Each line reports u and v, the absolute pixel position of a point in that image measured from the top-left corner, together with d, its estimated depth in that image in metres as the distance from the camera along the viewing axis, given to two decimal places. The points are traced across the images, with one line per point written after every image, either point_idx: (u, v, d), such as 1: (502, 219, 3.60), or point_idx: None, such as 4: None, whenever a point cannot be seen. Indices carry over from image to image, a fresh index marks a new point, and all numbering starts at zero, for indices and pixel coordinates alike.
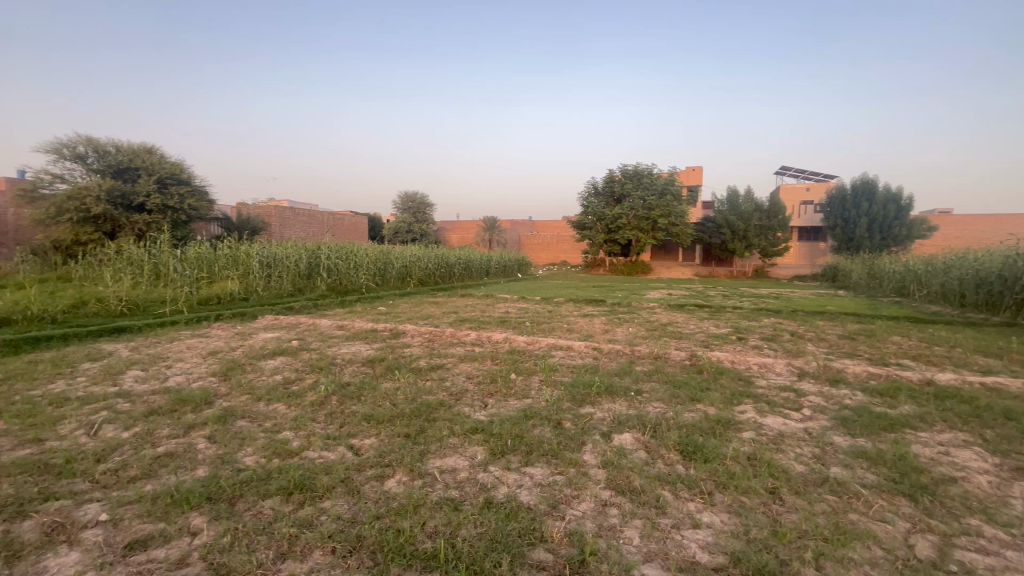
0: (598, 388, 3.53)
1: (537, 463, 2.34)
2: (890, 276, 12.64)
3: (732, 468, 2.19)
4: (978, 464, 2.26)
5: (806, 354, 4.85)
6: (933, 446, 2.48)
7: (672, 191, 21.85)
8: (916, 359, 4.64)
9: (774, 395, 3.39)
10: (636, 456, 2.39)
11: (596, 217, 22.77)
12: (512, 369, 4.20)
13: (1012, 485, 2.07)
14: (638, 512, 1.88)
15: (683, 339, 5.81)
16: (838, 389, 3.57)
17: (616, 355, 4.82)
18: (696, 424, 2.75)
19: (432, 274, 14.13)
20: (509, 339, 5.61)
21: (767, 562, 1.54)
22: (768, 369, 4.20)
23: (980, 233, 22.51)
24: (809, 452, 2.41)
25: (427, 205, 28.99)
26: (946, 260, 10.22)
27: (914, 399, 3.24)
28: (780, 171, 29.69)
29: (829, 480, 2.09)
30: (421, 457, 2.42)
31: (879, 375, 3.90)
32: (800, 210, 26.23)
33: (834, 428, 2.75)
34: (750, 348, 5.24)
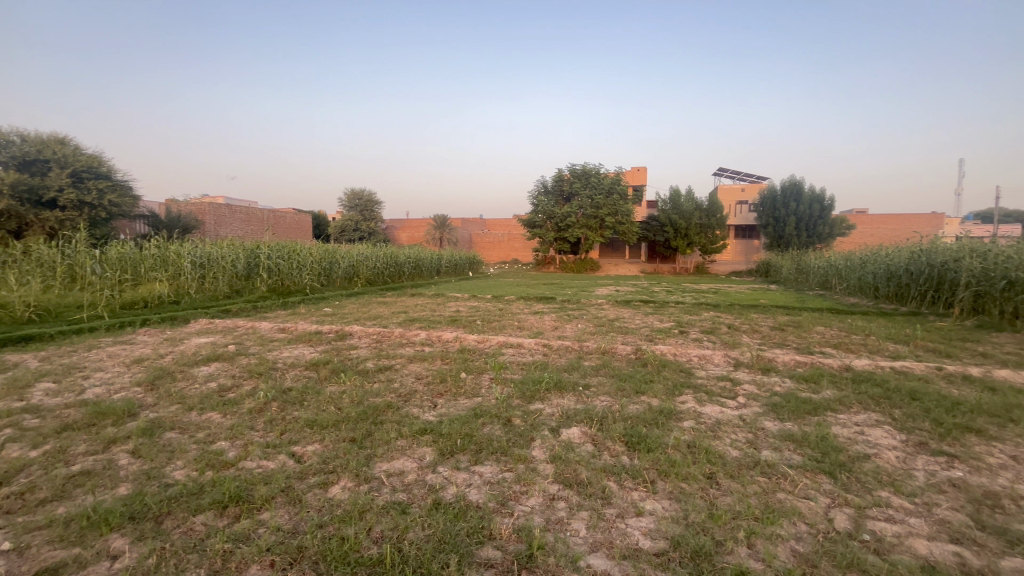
0: (547, 384, 3.57)
1: (486, 462, 2.34)
2: (816, 271, 13.65)
3: (672, 456, 2.29)
4: (888, 441, 2.48)
5: (741, 345, 5.14)
6: (850, 426, 2.70)
7: (618, 191, 22.47)
8: (837, 347, 5.04)
9: (712, 385, 3.57)
10: (584, 449, 2.44)
11: (546, 216, 23.05)
12: (462, 367, 4.18)
13: (915, 459, 2.29)
14: (585, 504, 1.92)
15: (629, 333, 6.00)
16: (769, 377, 3.81)
17: (565, 351, 4.91)
18: (640, 416, 2.85)
19: (380, 274, 13.79)
20: (459, 338, 5.57)
21: (704, 544, 1.62)
22: (707, 361, 4.42)
23: (892, 231, 24.72)
24: (743, 437, 2.56)
25: (375, 203, 28.26)
26: (862, 256, 11.17)
27: (834, 383, 3.52)
28: (718, 172, 31.26)
29: (760, 462, 2.23)
30: (367, 462, 2.36)
31: (804, 363, 4.20)
32: (736, 210, 27.78)
33: (766, 413, 2.93)
34: (691, 340, 5.50)
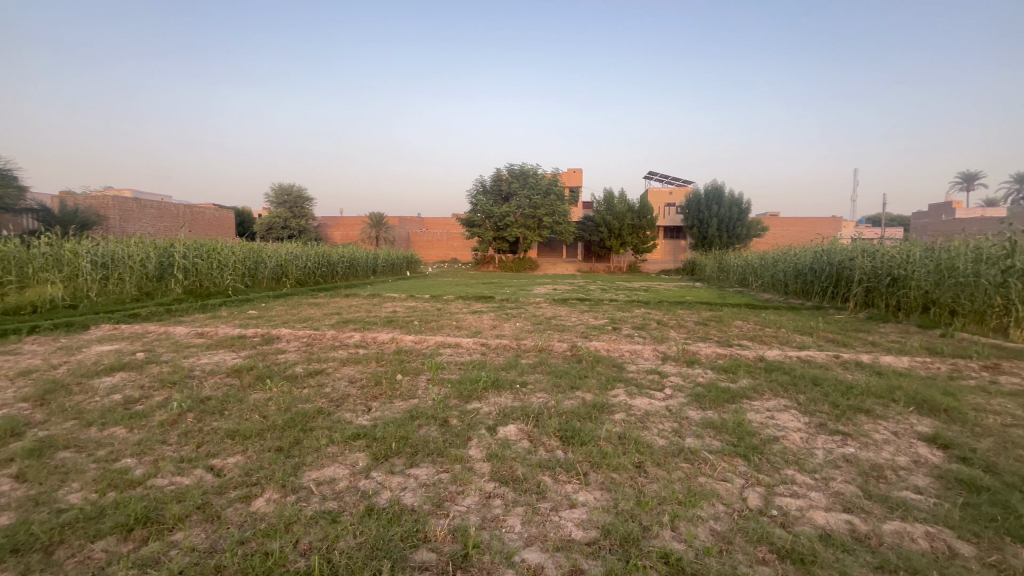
0: (485, 383, 3.59)
1: (421, 464, 2.30)
2: (734, 269, 14.73)
3: (604, 448, 2.37)
4: (794, 423, 2.73)
5: (668, 340, 5.44)
6: (762, 411, 2.94)
7: (556, 191, 22.95)
8: (752, 339, 5.46)
9: (642, 378, 3.75)
10: (519, 446, 2.48)
11: (484, 215, 23.07)
12: (398, 369, 4.09)
13: (816, 438, 2.53)
14: (520, 500, 1.95)
15: (565, 331, 6.16)
16: (693, 369, 4.06)
17: (503, 350, 4.95)
18: (575, 410, 2.93)
19: (312, 274, 13.17)
20: (396, 339, 5.44)
21: (632, 530, 1.69)
22: (638, 355, 4.63)
23: (801, 233, 27.12)
24: (668, 426, 2.71)
25: (305, 199, 26.88)
26: (775, 256, 12.19)
27: (749, 373, 3.83)
28: (648, 175, 32.76)
29: (683, 449, 2.37)
30: (294, 471, 2.25)
31: (724, 355, 4.52)
32: (665, 212, 29.30)
33: (690, 403, 3.12)
34: (623, 336, 5.74)
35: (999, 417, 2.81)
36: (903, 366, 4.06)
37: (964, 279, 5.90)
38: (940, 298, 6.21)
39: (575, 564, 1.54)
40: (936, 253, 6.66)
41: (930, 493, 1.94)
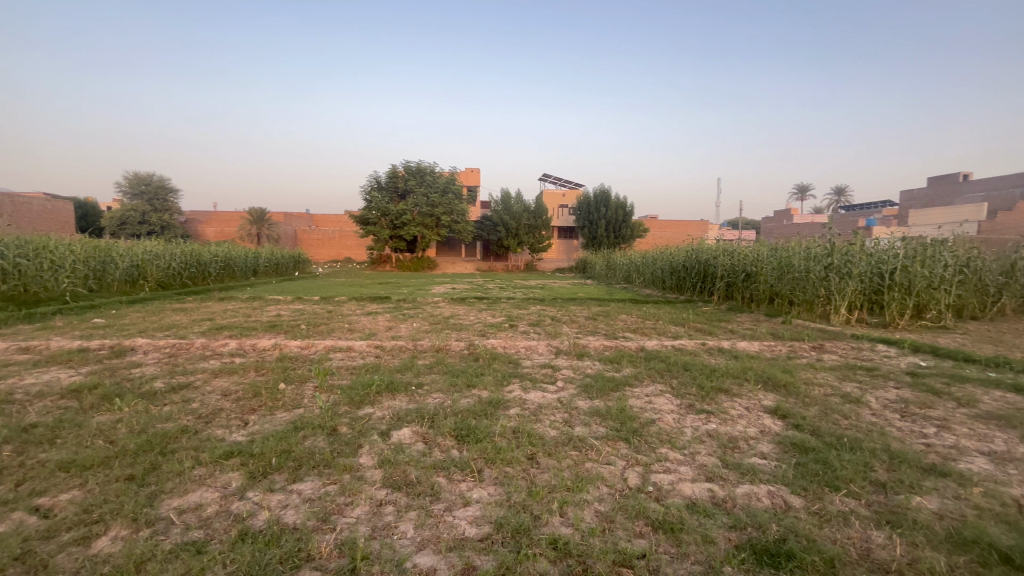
0: (379, 387, 3.45)
1: (306, 478, 2.14)
2: (621, 267, 15.90)
3: (498, 444, 2.41)
4: (668, 406, 3.02)
5: (561, 335, 5.70)
6: (642, 397, 3.22)
7: (453, 191, 22.80)
8: (635, 331, 5.94)
9: (536, 373, 3.88)
10: (414, 449, 2.42)
11: (380, 212, 22.05)
12: (281, 378, 3.77)
13: (685, 417, 2.83)
14: (413, 504, 1.90)
15: (463, 330, 6.17)
16: (583, 362, 4.30)
17: (399, 351, 4.81)
18: (471, 408, 2.95)
19: (177, 275, 11.62)
20: (278, 345, 5.00)
21: (523, 521, 1.74)
22: (532, 351, 4.79)
23: (676, 233, 30.10)
24: (559, 417, 2.84)
25: (169, 189, 23.61)
26: (654, 254, 13.38)
27: (631, 362, 4.16)
28: (543, 176, 34.01)
29: (572, 438, 2.50)
30: (151, 501, 1.96)
31: (611, 346, 4.87)
32: (559, 212, 30.69)
33: (579, 394, 3.30)
34: (519, 333, 5.90)
35: (822, 388, 3.39)
36: (754, 349, 4.71)
37: (798, 273, 6.99)
38: (782, 290, 7.29)
39: (468, 562, 1.55)
40: (777, 250, 7.80)
41: (772, 457, 2.27)
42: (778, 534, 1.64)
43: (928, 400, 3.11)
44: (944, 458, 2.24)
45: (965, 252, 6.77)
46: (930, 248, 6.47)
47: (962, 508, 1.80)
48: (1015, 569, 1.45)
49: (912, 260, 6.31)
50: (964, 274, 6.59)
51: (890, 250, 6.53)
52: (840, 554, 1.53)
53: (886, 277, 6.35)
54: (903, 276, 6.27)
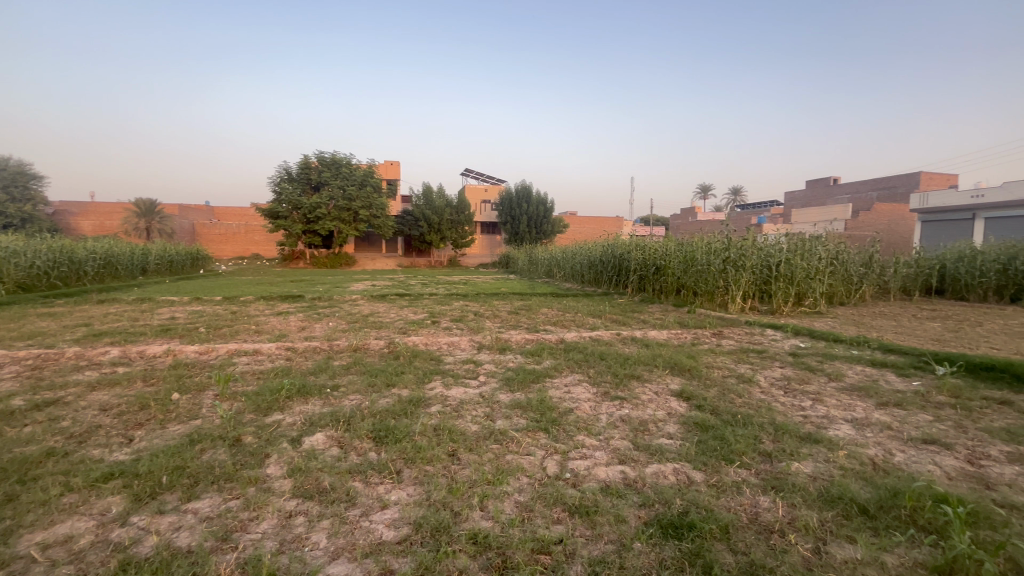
0: (289, 391, 3.23)
1: (204, 495, 1.95)
2: (542, 262, 16.29)
3: (418, 442, 2.36)
4: (585, 394, 3.15)
5: (484, 330, 5.71)
6: (561, 387, 3.32)
7: (372, 184, 21.91)
8: (556, 324, 6.11)
9: (458, 369, 3.86)
10: (328, 454, 2.30)
11: (291, 205, 20.63)
12: (175, 387, 3.40)
13: (601, 405, 2.96)
14: (326, 512, 1.81)
15: (383, 328, 5.98)
16: (505, 356, 4.34)
17: (312, 353, 4.54)
18: (390, 408, 2.86)
19: (43, 275, 10.09)
20: (172, 351, 4.51)
21: (443, 518, 1.72)
22: (455, 347, 4.76)
23: (594, 229, 31.44)
24: (481, 412, 2.85)
25: (30, 176, 20.39)
26: (573, 249, 13.85)
27: (552, 354, 4.28)
28: (464, 171, 33.79)
29: (493, 432, 2.52)
30: (7, 538, 1.68)
31: (532, 339, 4.97)
32: (481, 208, 30.72)
33: (500, 388, 3.33)
34: (441, 330, 5.83)
35: (721, 370, 3.72)
36: (663, 337, 5.05)
37: (701, 266, 7.59)
38: (687, 282, 7.88)
39: (385, 567, 1.50)
40: (683, 245, 8.40)
41: (677, 437, 2.45)
42: (682, 508, 1.77)
43: (806, 377, 3.53)
44: (817, 427, 2.55)
45: (834, 247, 7.76)
46: (807, 243, 7.32)
47: (831, 469, 2.06)
48: (869, 518, 1.69)
49: (794, 254, 7.11)
50: (834, 265, 7.55)
51: (776, 245, 7.29)
52: (733, 520, 1.68)
53: (773, 269, 7.09)
54: (786, 268, 7.05)
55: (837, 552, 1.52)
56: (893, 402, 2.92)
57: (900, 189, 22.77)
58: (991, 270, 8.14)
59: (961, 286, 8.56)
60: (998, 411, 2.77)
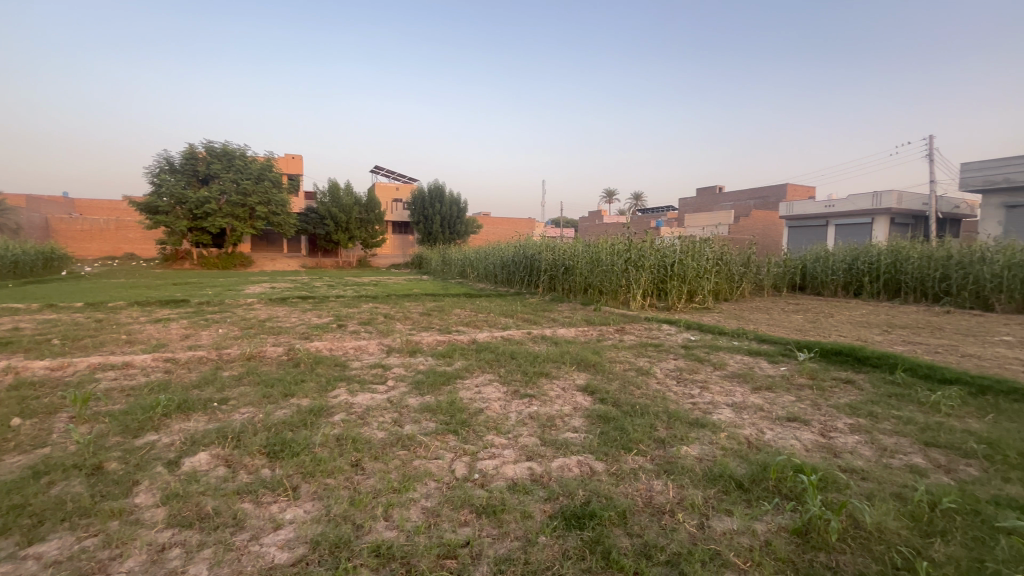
0: (166, 408, 2.87)
1: (52, 536, 1.67)
2: (456, 262, 16.19)
3: (318, 455, 2.22)
4: (496, 394, 3.17)
5: (393, 333, 5.53)
6: (472, 388, 3.31)
7: (270, 178, 20.27)
8: (468, 324, 6.09)
9: (365, 374, 3.70)
10: (213, 475, 2.08)
11: (173, 199, 18.42)
12: (14, 411, 2.87)
13: (510, 403, 3.00)
14: (208, 540, 1.63)
15: (282, 333, 5.55)
16: (415, 359, 4.24)
17: (197, 363, 4.09)
18: (288, 420, 2.66)
19: None
20: (12, 369, 3.80)
21: (343, 533, 1.63)
22: (362, 351, 4.55)
23: (507, 231, 31.99)
24: (388, 418, 2.75)
25: None
26: (486, 250, 13.94)
27: (463, 355, 4.26)
28: (374, 167, 32.58)
29: (400, 438, 2.44)
30: None
31: (444, 341, 4.91)
32: (392, 207, 29.79)
33: (409, 392, 3.25)
34: (348, 334, 5.55)
35: (623, 364, 3.95)
36: (570, 335, 5.25)
37: (606, 267, 8.02)
38: (593, 282, 8.28)
39: None
40: (589, 247, 8.82)
41: (582, 430, 2.55)
42: (584, 498, 1.84)
43: (695, 366, 3.88)
44: (703, 412, 2.80)
45: (718, 248, 8.62)
46: (697, 246, 8.06)
47: (713, 450, 2.27)
48: (744, 491, 1.89)
49: (685, 255, 7.79)
50: (719, 266, 8.37)
51: (670, 247, 7.93)
52: (629, 505, 1.79)
53: (668, 269, 7.71)
54: (679, 269, 7.70)
55: (718, 525, 1.68)
56: (765, 386, 3.32)
57: (771, 199, 25.94)
58: (839, 269, 9.56)
59: (817, 282, 9.94)
60: (843, 389, 3.26)
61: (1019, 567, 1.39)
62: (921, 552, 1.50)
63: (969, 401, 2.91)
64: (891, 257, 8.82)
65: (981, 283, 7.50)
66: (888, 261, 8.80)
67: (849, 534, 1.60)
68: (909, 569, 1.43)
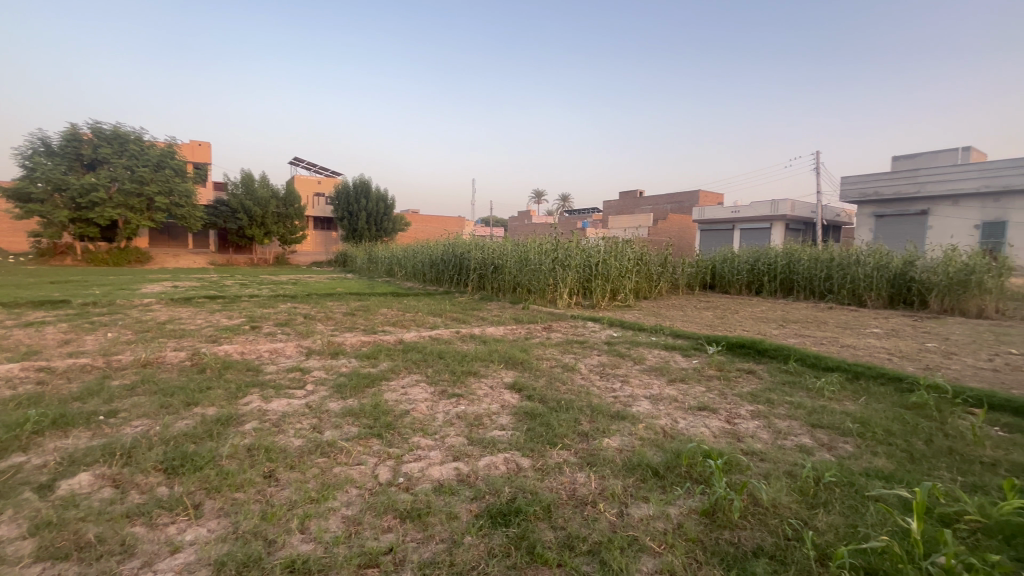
0: (38, 424, 2.50)
1: None
2: (382, 261, 15.70)
3: (226, 467, 2.05)
4: (423, 395, 3.11)
5: (314, 334, 5.24)
6: (398, 390, 3.22)
7: (172, 166, 18.34)
8: (395, 324, 5.92)
9: (281, 379, 3.47)
10: (97, 498, 1.84)
11: (50, 185, 16.15)
12: None
13: (438, 404, 2.95)
14: (89, 573, 1.44)
15: (186, 336, 5.07)
16: (337, 361, 4.05)
17: (80, 372, 3.61)
18: (190, 431, 2.43)
19: None
20: None
21: (253, 550, 1.52)
22: (279, 354, 4.26)
23: (436, 229, 31.57)
24: (307, 424, 2.60)
25: None
26: (415, 248, 13.66)
27: (389, 356, 4.13)
28: (293, 159, 30.71)
29: (320, 444, 2.31)
30: None
31: (368, 341, 4.74)
32: (314, 201, 28.26)
33: (330, 395, 3.09)
34: (263, 335, 5.18)
35: (550, 361, 4.05)
36: (499, 333, 5.28)
37: (534, 266, 8.16)
38: (522, 280, 8.39)
39: None
40: (518, 246, 8.94)
41: (509, 428, 2.58)
42: (510, 495, 1.85)
43: (616, 362, 4.07)
44: (624, 405, 2.94)
45: (639, 249, 9.09)
46: (619, 247, 8.44)
47: (633, 441, 2.39)
48: (659, 478, 2.01)
49: (609, 255, 8.15)
50: (639, 265, 8.84)
51: (595, 247, 8.25)
52: (553, 499, 1.83)
53: (593, 268, 8.01)
54: (603, 268, 8.04)
55: (636, 512, 1.76)
56: (679, 377, 3.55)
57: (685, 204, 27.83)
58: (743, 269, 10.48)
59: (725, 282, 10.82)
60: (746, 378, 3.58)
61: (883, 529, 1.60)
62: (807, 522, 1.68)
63: (846, 386, 3.31)
64: (786, 259, 9.80)
65: (857, 282, 8.55)
66: (784, 263, 9.77)
67: (749, 511, 1.75)
68: (797, 538, 1.60)
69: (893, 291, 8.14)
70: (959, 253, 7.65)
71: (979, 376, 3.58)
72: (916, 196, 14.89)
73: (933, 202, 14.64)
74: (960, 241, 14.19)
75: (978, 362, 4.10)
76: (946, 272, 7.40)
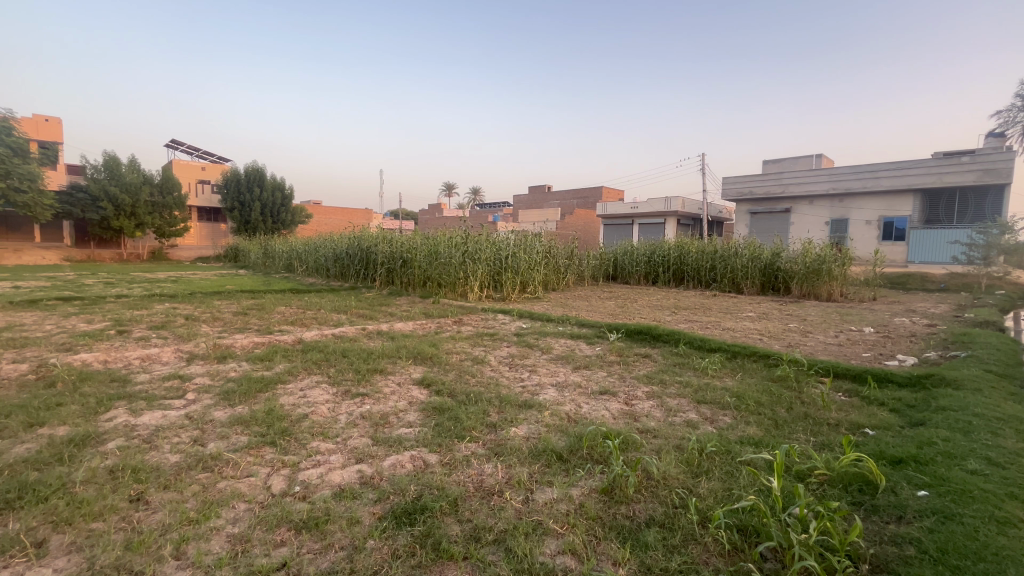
0: None
1: None
2: (280, 256, 14.57)
3: (81, 494, 1.77)
4: (324, 397, 2.92)
5: (197, 337, 4.72)
6: (295, 393, 3.00)
7: (8, 143, 15.30)
8: (294, 323, 5.53)
9: (156, 389, 3.07)
10: None
11: None
12: None
13: (340, 405, 2.79)
14: None
15: (30, 345, 4.29)
16: (225, 365, 3.68)
17: None
18: (32, 457, 2.05)
19: None
20: None
21: None
22: (152, 362, 3.76)
23: (341, 221, 29.93)
24: (187, 437, 2.33)
25: None
26: (316, 242, 12.83)
27: (286, 356, 3.84)
28: (171, 140, 27.25)
29: (201, 458, 2.08)
30: None
31: (262, 343, 4.36)
32: (197, 189, 25.38)
33: (216, 404, 2.79)
34: (133, 341, 4.55)
35: (459, 354, 4.04)
36: (408, 329, 5.15)
37: (443, 259, 8.04)
38: (431, 274, 8.22)
39: None
40: (427, 239, 8.76)
41: (416, 424, 2.52)
42: (416, 493, 1.81)
43: (525, 352, 4.16)
44: (531, 394, 3.02)
45: (547, 243, 9.37)
46: (528, 240, 8.63)
47: (539, 428, 2.46)
48: (563, 462, 2.09)
49: (518, 249, 8.31)
50: (546, 258, 9.12)
51: (504, 240, 8.35)
52: (460, 493, 1.82)
53: (503, 261, 8.11)
54: (512, 261, 8.19)
55: (540, 498, 1.81)
56: (583, 364, 3.72)
57: (590, 199, 29.20)
58: (641, 261, 11.27)
59: (626, 273, 11.56)
60: (642, 361, 3.85)
61: (752, 489, 1.81)
62: (691, 490, 1.84)
63: (726, 364, 3.69)
64: (677, 251, 10.69)
65: (736, 271, 9.56)
66: (676, 255, 10.67)
67: (643, 485, 1.88)
68: (683, 506, 1.75)
69: (764, 279, 9.25)
70: (814, 245, 8.87)
71: (828, 351, 4.19)
72: (782, 196, 16.99)
73: (794, 201, 16.81)
74: (815, 236, 16.49)
75: (827, 338, 4.81)
76: (804, 262, 8.57)
